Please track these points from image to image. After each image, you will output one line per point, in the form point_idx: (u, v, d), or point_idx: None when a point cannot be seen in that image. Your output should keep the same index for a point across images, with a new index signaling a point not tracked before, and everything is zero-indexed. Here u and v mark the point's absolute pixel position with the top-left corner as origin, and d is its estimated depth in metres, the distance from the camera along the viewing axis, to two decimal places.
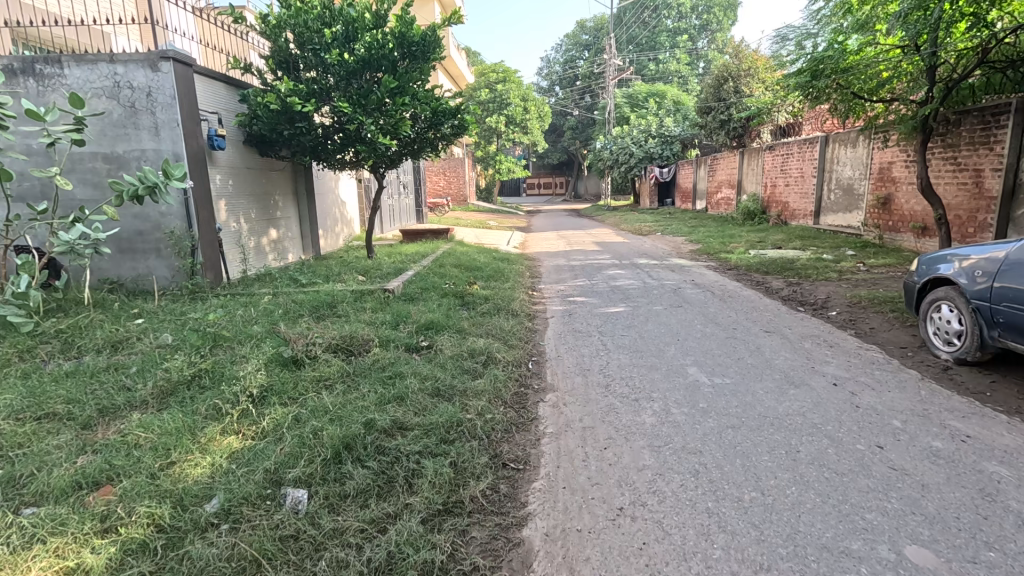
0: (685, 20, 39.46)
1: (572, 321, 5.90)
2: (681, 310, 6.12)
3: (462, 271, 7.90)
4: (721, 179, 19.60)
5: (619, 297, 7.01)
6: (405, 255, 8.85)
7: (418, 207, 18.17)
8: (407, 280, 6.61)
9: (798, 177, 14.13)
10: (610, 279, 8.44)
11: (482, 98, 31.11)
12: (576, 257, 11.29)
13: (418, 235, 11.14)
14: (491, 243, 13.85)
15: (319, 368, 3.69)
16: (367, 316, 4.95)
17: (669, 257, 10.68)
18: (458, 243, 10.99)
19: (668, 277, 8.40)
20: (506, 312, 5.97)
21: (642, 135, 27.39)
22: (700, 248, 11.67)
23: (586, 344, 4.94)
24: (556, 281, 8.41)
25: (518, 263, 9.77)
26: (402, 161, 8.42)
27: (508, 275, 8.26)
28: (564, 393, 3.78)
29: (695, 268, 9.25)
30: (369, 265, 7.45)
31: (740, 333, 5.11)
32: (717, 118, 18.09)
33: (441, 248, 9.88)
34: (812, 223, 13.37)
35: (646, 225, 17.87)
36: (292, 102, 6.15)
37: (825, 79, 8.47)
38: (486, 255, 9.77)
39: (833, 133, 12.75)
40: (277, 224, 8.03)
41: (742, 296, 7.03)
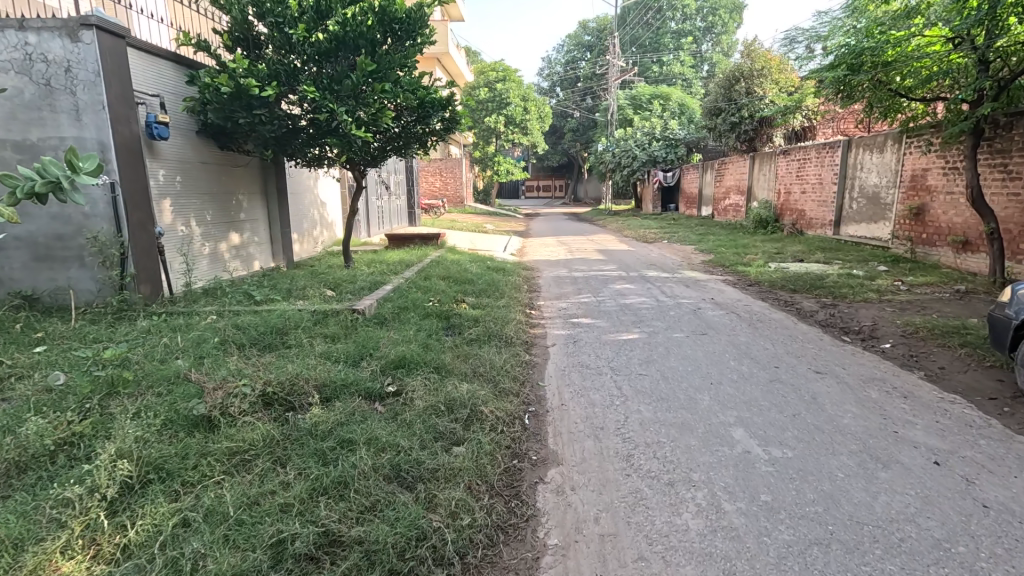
0: (689, 21, 38.68)
1: (577, 351, 4.91)
2: (706, 339, 5.14)
3: (451, 284, 6.92)
4: (730, 184, 18.67)
5: (630, 318, 6.03)
6: (388, 264, 7.87)
7: (410, 208, 17.17)
8: (383, 297, 5.63)
9: (816, 184, 13.21)
10: (618, 295, 7.45)
11: (481, 97, 30.28)
12: (579, 267, 10.31)
13: (405, 240, 10.16)
14: (486, 249, 12.86)
15: (238, 432, 2.72)
16: (321, 350, 3.97)
17: (680, 269, 9.71)
18: (449, 250, 10.00)
19: (683, 294, 7.40)
20: (498, 339, 4.99)
21: (645, 137, 26.49)
22: (714, 260, 10.70)
23: (595, 387, 3.97)
24: (556, 297, 7.44)
25: (514, 274, 8.79)
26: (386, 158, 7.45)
27: (502, 288, 7.28)
28: (570, 471, 2.80)
29: (712, 284, 8.29)
30: (343, 277, 6.47)
31: (784, 374, 4.13)
32: (727, 120, 17.14)
33: (429, 257, 8.90)
34: (831, 233, 12.45)
35: (651, 232, 16.91)
36: (248, 85, 5.14)
37: (865, 75, 7.62)
38: (480, 266, 8.78)
39: (856, 137, 11.85)
40: (240, 227, 7.03)
41: (772, 321, 6.07)
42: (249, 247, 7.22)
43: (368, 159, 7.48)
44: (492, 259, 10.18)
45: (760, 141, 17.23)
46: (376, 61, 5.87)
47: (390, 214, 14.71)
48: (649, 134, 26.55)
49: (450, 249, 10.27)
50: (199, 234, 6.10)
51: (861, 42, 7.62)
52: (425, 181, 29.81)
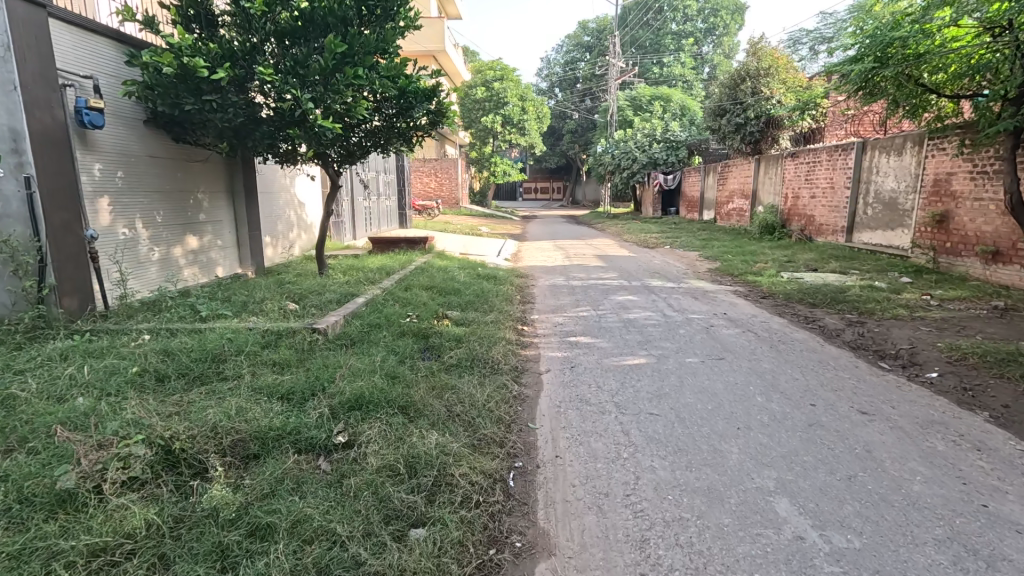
0: (690, 22, 38.08)
1: (574, 379, 4.21)
2: (724, 366, 4.43)
3: (433, 296, 6.19)
4: (734, 187, 18.03)
5: (634, 337, 5.33)
6: (368, 271, 7.17)
7: (401, 209, 16.46)
8: (352, 312, 4.92)
9: (827, 189, 12.55)
10: (619, 307, 6.74)
11: (477, 97, 29.83)
12: (576, 275, 9.59)
13: (390, 244, 9.43)
14: (478, 254, 12.13)
15: (113, 515, 1.99)
16: (262, 387, 3.26)
17: (686, 278, 9.02)
18: (437, 255, 9.27)
19: (691, 308, 6.69)
20: (482, 365, 4.27)
21: (646, 139, 25.84)
22: (721, 268, 10.00)
23: (596, 432, 3.27)
24: (550, 309, 6.75)
25: (507, 282, 8.08)
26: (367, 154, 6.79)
27: (493, 300, 6.57)
28: (565, 567, 2.09)
29: (722, 296, 7.58)
30: (311, 287, 5.74)
31: (823, 416, 3.43)
32: (732, 121, 16.41)
33: (415, 264, 8.21)
34: (843, 241, 11.80)
35: (652, 237, 16.23)
36: (196, 66, 4.40)
37: (892, 69, 6.89)
38: (469, 273, 8.08)
39: (871, 139, 11.22)
40: (200, 230, 6.29)
41: (795, 341, 5.36)
42: (211, 251, 6.48)
43: (345, 154, 6.80)
44: (484, 265, 9.46)
45: (766, 143, 16.53)
46: (349, 43, 5.17)
47: (377, 216, 13.95)
48: (650, 136, 25.89)
49: (439, 253, 9.54)
50: (146, 237, 5.37)
51: (888, 33, 6.89)
52: (420, 182, 29.12)
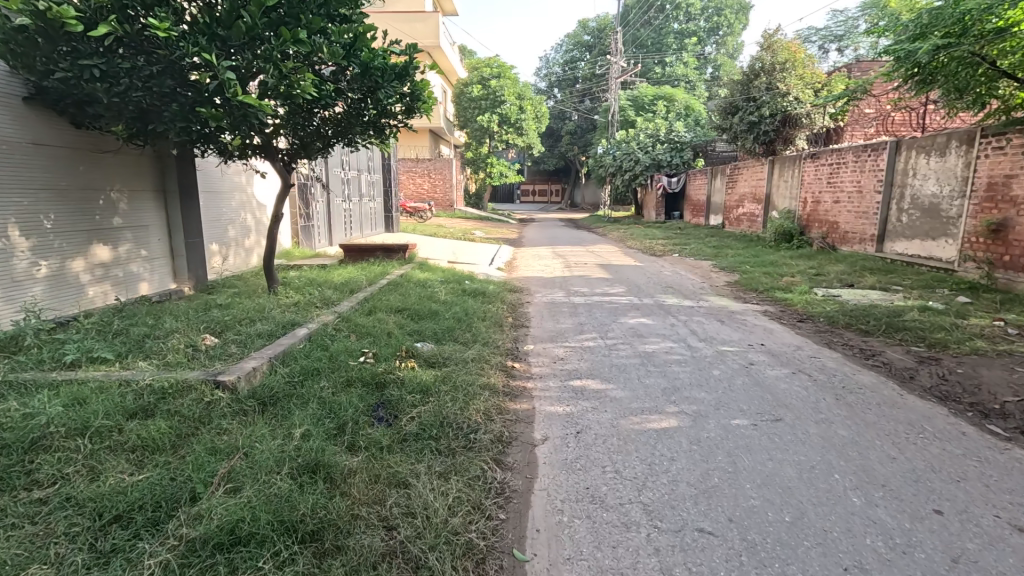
0: (693, 21, 36.94)
1: (581, 456, 3.01)
2: (787, 435, 3.22)
3: (402, 321, 4.99)
4: (744, 191, 16.90)
5: (656, 382, 4.12)
6: (328, 288, 5.97)
7: (387, 211, 15.26)
8: (284, 350, 3.71)
9: (853, 193, 11.40)
10: (631, 335, 5.53)
11: (474, 95, 28.66)
12: (579, 289, 8.38)
13: (365, 252, 8.22)
14: (468, 262, 10.91)
15: None
16: (88, 505, 2.04)
17: (705, 295, 7.83)
18: (418, 266, 8.05)
19: (720, 336, 5.49)
20: (452, 436, 3.07)
21: (649, 139, 24.66)
22: (742, 282, 8.81)
23: (620, 573, 2.07)
24: (547, 337, 5.54)
25: (498, 300, 6.88)
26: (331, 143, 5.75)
27: (476, 325, 5.36)
28: None
29: (752, 319, 6.40)
30: (245, 312, 4.54)
31: (968, 540, 2.23)
32: (744, 119, 15.24)
33: (389, 277, 7.00)
34: (873, 250, 10.65)
35: (658, 244, 15.04)
36: (62, 17, 3.17)
37: (965, 48, 5.62)
38: (453, 289, 6.87)
39: (907, 138, 10.07)
40: (114, 238, 5.07)
41: (863, 387, 4.16)
42: (131, 264, 5.27)
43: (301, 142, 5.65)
44: (473, 278, 8.24)
45: (781, 144, 15.35)
46: None
47: (357, 219, 12.71)
48: (653, 137, 24.71)
49: (421, 263, 8.33)
50: (26, 249, 4.16)
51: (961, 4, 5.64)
52: (413, 183, 27.91)
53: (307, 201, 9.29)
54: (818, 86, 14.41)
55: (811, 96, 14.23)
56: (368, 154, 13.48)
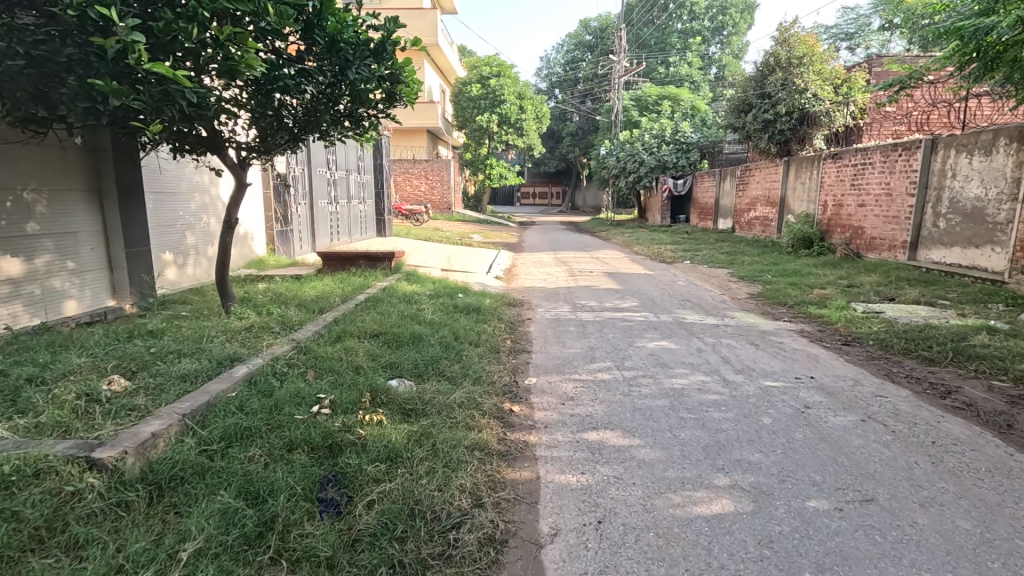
0: (697, 21, 36.08)
1: (606, 568, 2.11)
2: (890, 530, 2.32)
3: (375, 351, 4.10)
4: (757, 193, 16.07)
5: (694, 436, 3.22)
6: (294, 306, 5.08)
7: (379, 214, 14.40)
8: (209, 399, 2.81)
9: (880, 196, 10.54)
10: (653, 364, 4.64)
11: (473, 94, 27.84)
12: (586, 301, 7.50)
13: (346, 261, 7.33)
14: (464, 270, 10.02)
15: None
16: None
17: (728, 310, 6.95)
18: (405, 277, 7.16)
19: (759, 366, 4.59)
20: (423, 538, 2.19)
21: (654, 140, 23.79)
22: (767, 294, 7.91)
23: None
24: (553, 366, 4.64)
25: (495, 318, 5.99)
26: (303, 136, 5.03)
27: (468, 353, 4.46)
28: None
29: (789, 342, 5.51)
30: (178, 341, 3.65)
31: None
32: (759, 117, 14.37)
33: (370, 291, 6.12)
34: (905, 258, 9.78)
35: (667, 249, 14.15)
36: None
37: None
38: (442, 305, 5.97)
39: (944, 136, 9.20)
40: (28, 247, 4.19)
41: (958, 442, 3.26)
42: (52, 279, 4.39)
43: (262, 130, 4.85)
44: (467, 290, 7.36)
45: (796, 144, 14.48)
46: None
47: (345, 223, 11.83)
48: (658, 137, 23.79)
49: (409, 273, 7.44)
50: None
51: None
52: (409, 185, 27.03)
53: (285, 204, 8.43)
54: (837, 82, 13.53)
55: (830, 93, 13.36)
56: (356, 153, 12.62)
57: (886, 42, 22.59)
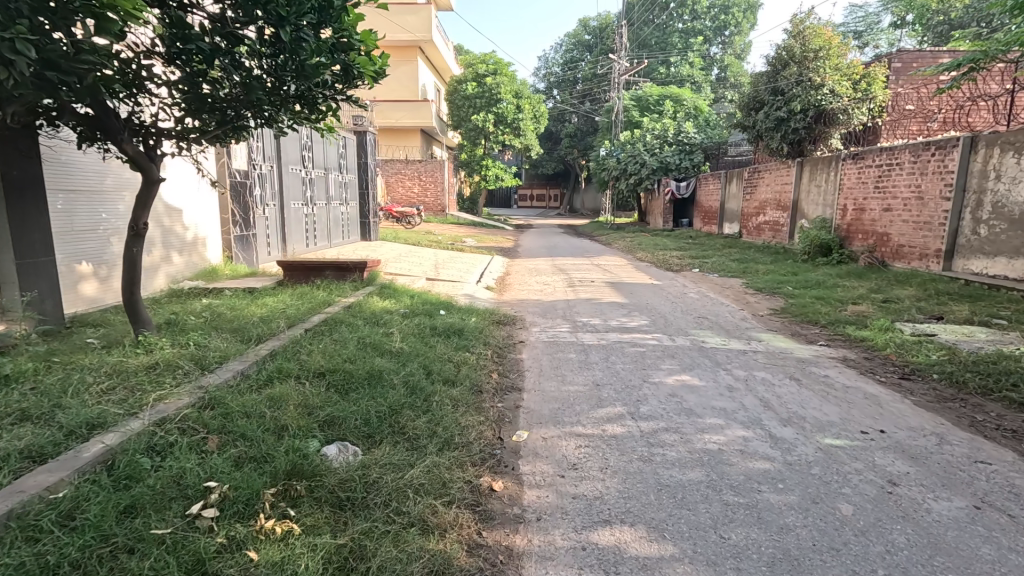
0: (699, 20, 35.29)
1: None
2: None
3: (314, 398, 3.13)
4: (767, 196, 15.16)
5: (752, 541, 2.24)
6: (227, 332, 4.08)
7: (364, 216, 13.41)
8: (15, 505, 1.83)
9: (909, 199, 9.62)
10: (676, 409, 3.65)
11: (469, 93, 26.91)
12: (587, 318, 6.53)
13: (311, 271, 6.32)
14: (452, 279, 9.03)
15: None
16: None
17: (753, 331, 5.98)
18: (379, 290, 6.17)
19: (812, 414, 3.62)
20: None
21: (656, 140, 22.87)
22: (793, 312, 6.95)
23: None
24: (549, 413, 3.66)
25: (480, 343, 5.00)
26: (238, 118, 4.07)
27: (439, 398, 3.50)
28: None
29: (835, 376, 4.53)
30: (32, 395, 2.65)
31: None
32: (770, 115, 13.43)
33: (332, 309, 5.13)
34: (938, 268, 8.85)
35: (672, 256, 13.19)
36: None
37: None
38: (417, 328, 4.99)
39: (986, 133, 8.28)
40: None
41: None
42: None
43: (189, 109, 3.93)
44: (450, 305, 6.37)
45: (810, 144, 13.55)
46: None
47: (322, 226, 10.84)
48: (660, 136, 22.75)
49: (383, 285, 6.45)
50: None
51: None
52: (402, 187, 26.08)
53: (247, 206, 7.45)
54: (855, 78, 12.64)
55: (848, 89, 12.47)
56: (336, 151, 11.65)
57: (896, 41, 21.78)
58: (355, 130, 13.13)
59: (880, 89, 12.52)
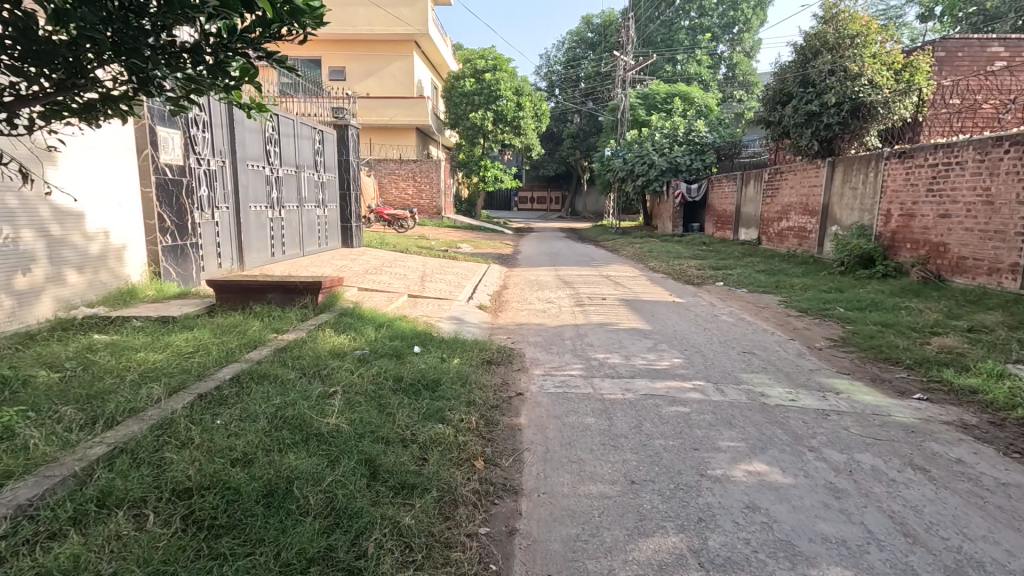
0: (706, 17, 33.90)
1: None
2: None
3: (147, 555, 1.77)
4: (792, 200, 13.80)
5: None
6: (70, 405, 2.68)
7: (347, 220, 12.05)
8: None
9: (974, 204, 8.23)
10: (766, 545, 2.26)
11: (467, 89, 25.60)
12: (605, 353, 5.13)
13: (249, 295, 4.92)
14: (439, 296, 7.63)
15: None
16: None
17: (822, 377, 4.57)
18: (336, 319, 4.78)
19: (991, 558, 2.21)
20: None
21: (665, 140, 21.53)
22: (861, 346, 5.53)
23: None
24: (562, 549, 2.25)
25: (462, 402, 3.60)
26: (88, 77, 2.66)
27: (381, 533, 2.12)
28: None
29: (974, 460, 3.12)
30: None
31: None
32: (799, 109, 12.07)
33: (261, 351, 3.75)
34: (1015, 286, 7.45)
35: (690, 266, 11.82)
36: None
37: None
38: (374, 383, 3.60)
39: None
40: None
41: None
42: None
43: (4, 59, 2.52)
44: (429, 338, 4.98)
45: (843, 142, 12.17)
46: None
47: (292, 231, 9.46)
48: (670, 135, 21.66)
49: (345, 311, 5.06)
50: None
51: None
52: (396, 188, 24.81)
53: (184, 209, 6.08)
54: (896, 68, 11.28)
55: (890, 80, 11.10)
56: (309, 147, 10.30)
57: (920, 34, 20.37)
58: (336, 123, 11.76)
59: (924, 79, 11.19)
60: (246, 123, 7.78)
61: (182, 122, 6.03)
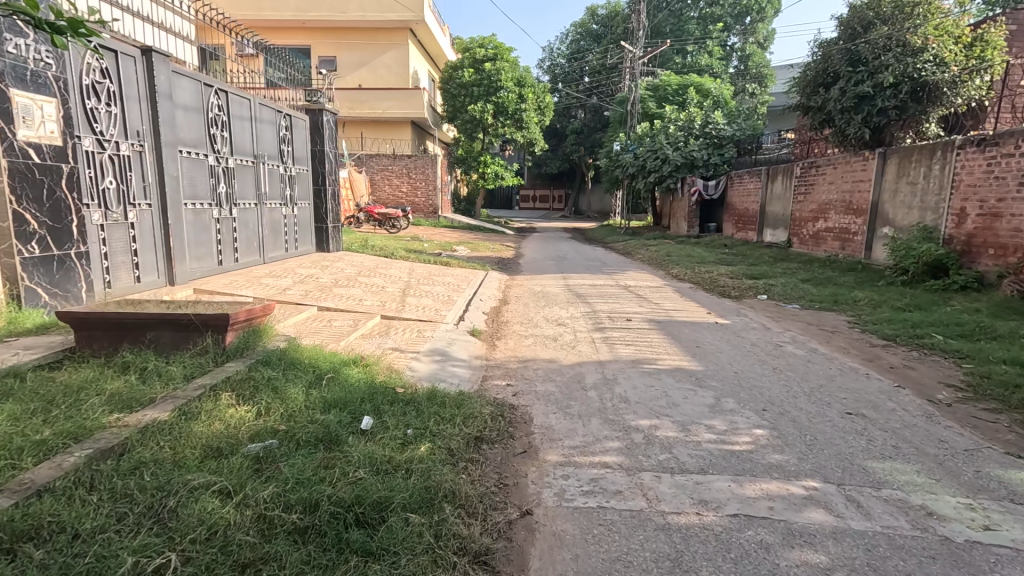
0: (718, 5, 32.10)
1: None
2: None
3: None
4: (831, 198, 12.15)
5: None
6: None
7: (322, 221, 10.44)
8: None
9: None
10: None
11: (466, 80, 23.97)
12: (651, 420, 3.47)
13: (122, 333, 3.31)
14: (420, 317, 6.01)
15: None
16: None
17: (999, 470, 2.91)
18: (247, 374, 3.16)
19: None
20: None
21: (680, 133, 19.86)
22: (1009, 401, 3.87)
23: None
24: None
25: (425, 560, 1.98)
26: None
27: None
28: None
29: None
30: None
31: None
32: (847, 92, 10.43)
33: (68, 454, 2.12)
34: None
35: (721, 274, 10.18)
36: None
37: None
38: (259, 528, 1.98)
39: None
40: None
41: None
42: None
43: None
44: (390, 398, 3.35)
45: (897, 131, 10.52)
46: None
47: (248, 233, 7.84)
48: (684, 128, 19.96)
49: (267, 358, 3.43)
50: None
51: None
52: (388, 185, 23.40)
53: (66, 206, 4.45)
54: (965, 42, 9.59)
55: (957, 55, 9.42)
56: (273, 134, 8.66)
57: None
58: (309, 107, 10.12)
59: (999, 55, 9.46)
60: (176, 98, 6.16)
61: (61, 88, 4.41)
